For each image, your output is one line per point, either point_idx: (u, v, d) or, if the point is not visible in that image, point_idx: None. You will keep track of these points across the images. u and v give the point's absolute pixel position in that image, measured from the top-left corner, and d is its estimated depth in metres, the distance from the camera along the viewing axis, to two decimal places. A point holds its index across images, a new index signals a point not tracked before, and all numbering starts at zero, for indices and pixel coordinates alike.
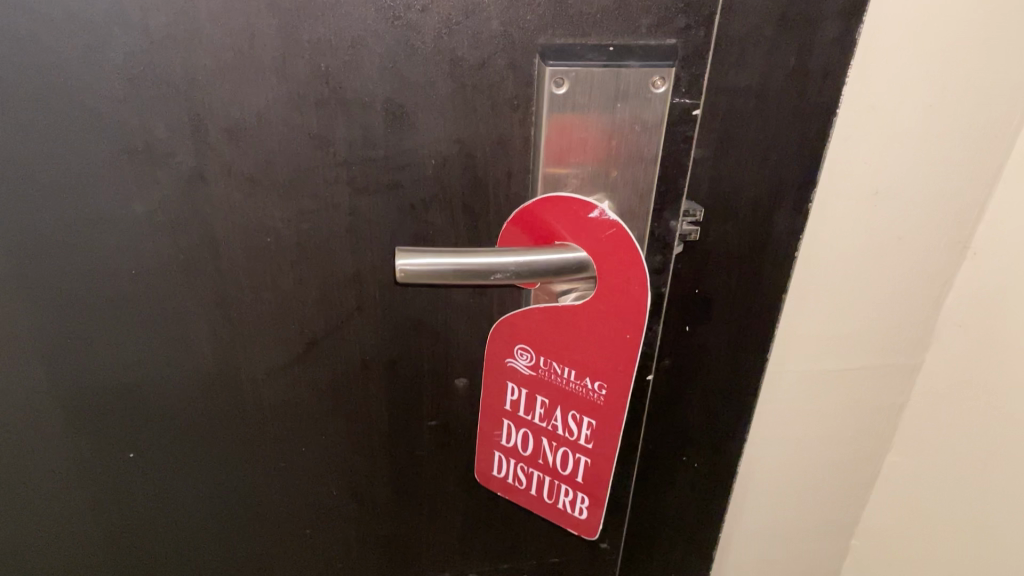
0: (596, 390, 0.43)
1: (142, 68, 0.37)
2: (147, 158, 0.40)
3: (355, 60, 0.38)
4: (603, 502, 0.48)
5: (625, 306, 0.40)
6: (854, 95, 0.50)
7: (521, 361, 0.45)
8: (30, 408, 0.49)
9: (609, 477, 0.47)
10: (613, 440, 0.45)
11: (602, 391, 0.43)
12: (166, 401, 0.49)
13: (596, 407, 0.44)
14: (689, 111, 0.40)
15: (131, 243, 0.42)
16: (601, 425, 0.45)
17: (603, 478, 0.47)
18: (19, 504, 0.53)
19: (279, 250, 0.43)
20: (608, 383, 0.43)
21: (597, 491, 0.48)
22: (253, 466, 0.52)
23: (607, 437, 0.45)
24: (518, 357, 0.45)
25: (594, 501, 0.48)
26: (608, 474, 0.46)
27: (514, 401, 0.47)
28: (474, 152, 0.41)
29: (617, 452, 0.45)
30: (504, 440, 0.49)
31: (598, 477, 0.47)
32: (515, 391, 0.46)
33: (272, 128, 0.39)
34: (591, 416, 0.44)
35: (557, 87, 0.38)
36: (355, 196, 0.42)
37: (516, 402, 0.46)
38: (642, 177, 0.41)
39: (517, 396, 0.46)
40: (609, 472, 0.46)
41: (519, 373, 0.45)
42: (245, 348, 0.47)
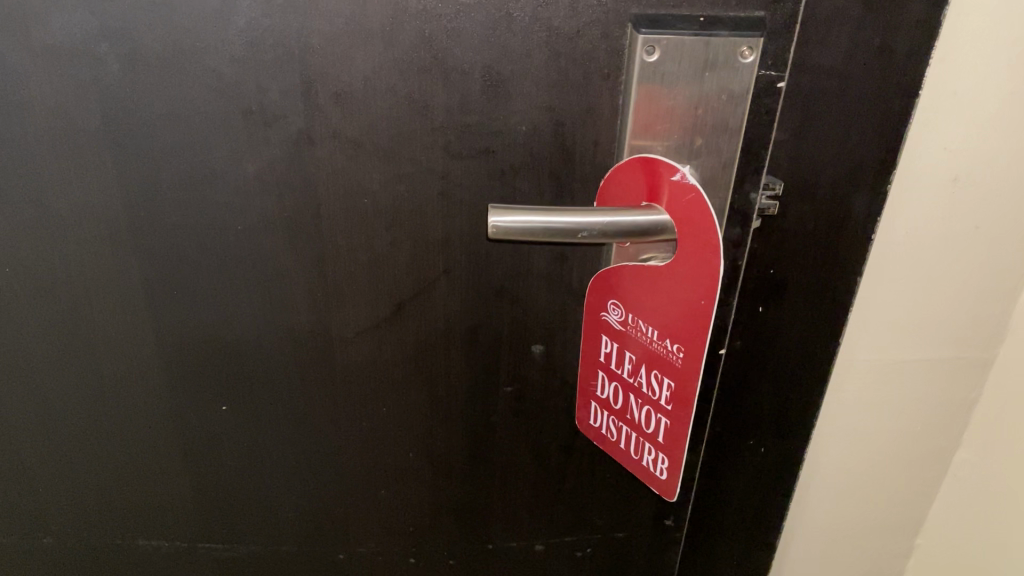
0: (675, 351, 0.44)
1: (261, 33, 0.40)
2: (260, 119, 0.43)
3: (458, 27, 0.40)
4: (680, 464, 0.48)
5: (703, 272, 0.41)
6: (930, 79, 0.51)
7: (613, 315, 0.46)
8: (136, 359, 0.52)
9: (687, 440, 0.47)
10: (690, 403, 0.45)
11: (680, 354, 0.44)
12: (261, 357, 0.52)
13: (677, 369, 0.45)
14: (774, 84, 0.41)
15: (239, 200, 0.45)
16: (680, 387, 0.45)
17: (681, 441, 0.47)
18: (119, 453, 0.57)
19: (375, 212, 0.46)
20: (686, 346, 0.44)
21: (674, 454, 0.48)
22: (337, 423, 0.55)
23: (684, 401, 0.45)
24: (611, 311, 0.46)
25: (672, 463, 0.49)
26: (685, 438, 0.47)
27: (607, 354, 0.48)
28: (564, 121, 0.43)
29: (694, 417, 0.46)
30: (598, 391, 0.51)
31: (678, 439, 0.48)
32: (608, 344, 0.48)
33: (377, 92, 0.42)
34: (671, 377, 0.45)
35: (648, 55, 0.40)
36: (449, 160, 0.44)
37: (609, 355, 0.48)
38: (727, 146, 0.42)
39: (609, 350, 0.48)
40: (686, 436, 0.47)
41: (612, 327, 0.47)
42: (338, 308, 0.50)
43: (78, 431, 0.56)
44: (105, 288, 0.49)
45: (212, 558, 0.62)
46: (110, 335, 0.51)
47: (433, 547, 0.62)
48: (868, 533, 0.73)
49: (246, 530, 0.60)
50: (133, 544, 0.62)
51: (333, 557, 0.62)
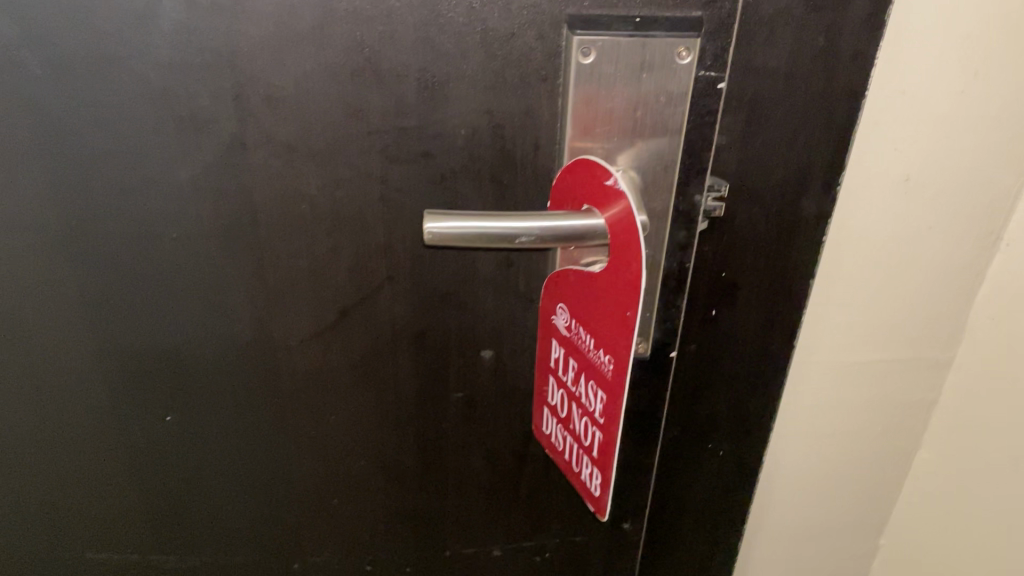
0: (605, 363, 0.43)
1: (188, 35, 0.39)
2: (190, 125, 0.42)
3: (390, 30, 0.39)
4: (608, 481, 0.46)
5: (626, 284, 0.39)
6: (878, 79, 0.50)
7: (560, 319, 0.46)
8: (71, 373, 0.50)
9: (614, 459, 0.45)
10: (616, 419, 0.43)
11: (609, 366, 0.43)
12: (203, 367, 0.50)
13: (607, 382, 0.43)
14: (714, 85, 0.41)
15: (175, 207, 0.44)
16: (609, 401, 0.43)
17: (609, 458, 0.45)
18: (61, 469, 0.55)
19: (315, 218, 0.45)
20: (614, 358, 0.42)
21: (604, 470, 0.46)
22: (287, 433, 0.54)
23: (612, 416, 0.44)
24: (560, 315, 0.46)
25: (603, 480, 0.46)
26: (611, 456, 0.45)
27: (557, 359, 0.48)
28: (503, 124, 0.43)
29: (620, 435, 0.44)
30: (550, 397, 0.50)
31: (607, 456, 0.45)
32: (557, 349, 0.48)
33: (310, 97, 0.41)
34: (603, 390, 0.44)
35: (584, 56, 0.40)
36: (388, 165, 0.44)
37: (558, 360, 0.48)
38: (666, 148, 0.42)
39: (558, 355, 0.47)
40: (614, 454, 0.45)
41: (560, 332, 0.47)
42: (281, 316, 0.49)
43: (15, 450, 0.54)
44: (38, 296, 0.47)
45: (163, 570, 0.61)
46: (47, 348, 0.49)
47: (389, 556, 0.61)
48: (831, 534, 0.73)
49: (197, 541, 0.59)
50: (83, 557, 0.60)
51: (289, 567, 0.61)
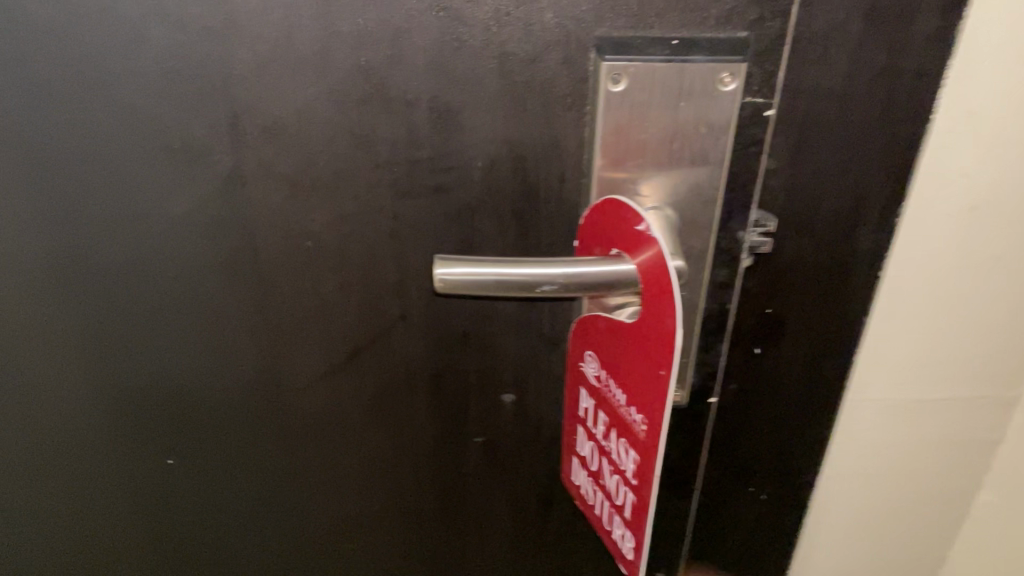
0: (638, 423, 0.39)
1: (179, 61, 0.36)
2: (184, 156, 0.38)
3: (399, 55, 0.36)
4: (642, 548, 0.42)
5: (661, 339, 0.35)
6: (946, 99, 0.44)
7: (590, 368, 0.42)
8: (70, 412, 0.48)
9: (647, 525, 0.41)
10: (649, 485, 0.39)
11: (642, 426, 0.38)
12: (204, 409, 0.47)
13: (640, 443, 0.39)
14: (762, 112, 0.37)
15: (170, 243, 0.41)
16: (642, 464, 0.39)
17: (643, 523, 0.41)
18: (65, 509, 0.52)
19: (320, 255, 0.42)
20: (648, 419, 0.38)
21: (637, 534, 0.42)
22: (295, 476, 0.50)
23: (645, 479, 0.39)
24: (589, 363, 0.42)
25: (637, 544, 0.42)
26: (644, 523, 0.41)
27: (587, 409, 0.44)
28: (524, 155, 0.38)
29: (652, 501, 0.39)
30: (579, 448, 0.46)
31: (640, 520, 0.41)
32: (586, 399, 0.44)
33: (313, 127, 0.37)
34: (635, 450, 0.40)
35: (614, 84, 0.35)
36: (398, 199, 0.40)
37: (587, 411, 0.44)
38: (706, 181, 0.38)
39: (588, 406, 0.43)
40: (647, 521, 0.40)
41: (590, 382, 0.42)
42: (286, 356, 0.45)
43: (14, 489, 0.51)
44: (34, 334, 0.45)
45: None
46: (45, 387, 0.47)
47: None
48: None
49: None
50: None
51: None
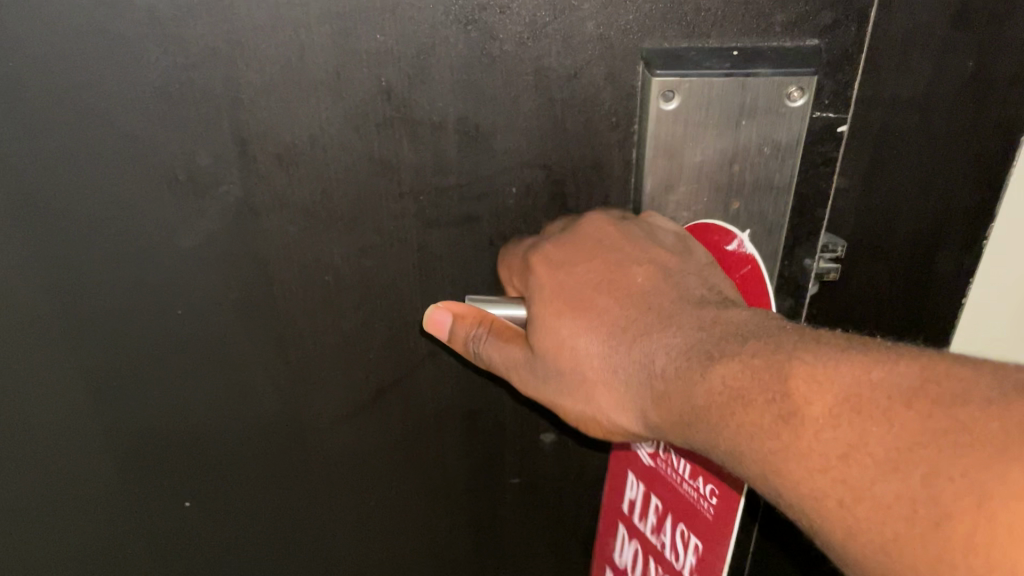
0: (707, 494, 0.35)
1: (180, 85, 0.32)
2: (189, 189, 0.35)
3: (423, 73, 0.32)
4: None
5: None
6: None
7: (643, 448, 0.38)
8: (75, 459, 0.44)
9: None
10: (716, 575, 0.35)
11: (713, 501, 0.35)
12: (223, 451, 0.44)
13: (708, 522, 0.35)
14: (834, 128, 0.33)
15: (178, 281, 0.37)
16: (706, 553, 0.36)
17: None
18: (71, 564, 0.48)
19: (341, 289, 0.38)
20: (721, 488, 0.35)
21: None
22: (321, 517, 0.47)
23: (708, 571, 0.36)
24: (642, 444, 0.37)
25: None
26: None
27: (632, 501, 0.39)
28: (563, 180, 0.35)
29: None
30: (618, 551, 0.41)
31: None
32: (633, 488, 0.39)
33: (329, 153, 0.34)
34: (699, 536, 0.36)
35: (665, 101, 0.31)
36: (425, 229, 0.36)
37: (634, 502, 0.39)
38: (772, 210, 0.33)
39: (635, 494, 0.39)
40: None
41: (641, 464, 0.38)
42: (307, 396, 0.42)
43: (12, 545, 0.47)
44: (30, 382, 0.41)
45: None
46: (46, 437, 0.43)
47: None
48: None
49: None
50: None
51: None
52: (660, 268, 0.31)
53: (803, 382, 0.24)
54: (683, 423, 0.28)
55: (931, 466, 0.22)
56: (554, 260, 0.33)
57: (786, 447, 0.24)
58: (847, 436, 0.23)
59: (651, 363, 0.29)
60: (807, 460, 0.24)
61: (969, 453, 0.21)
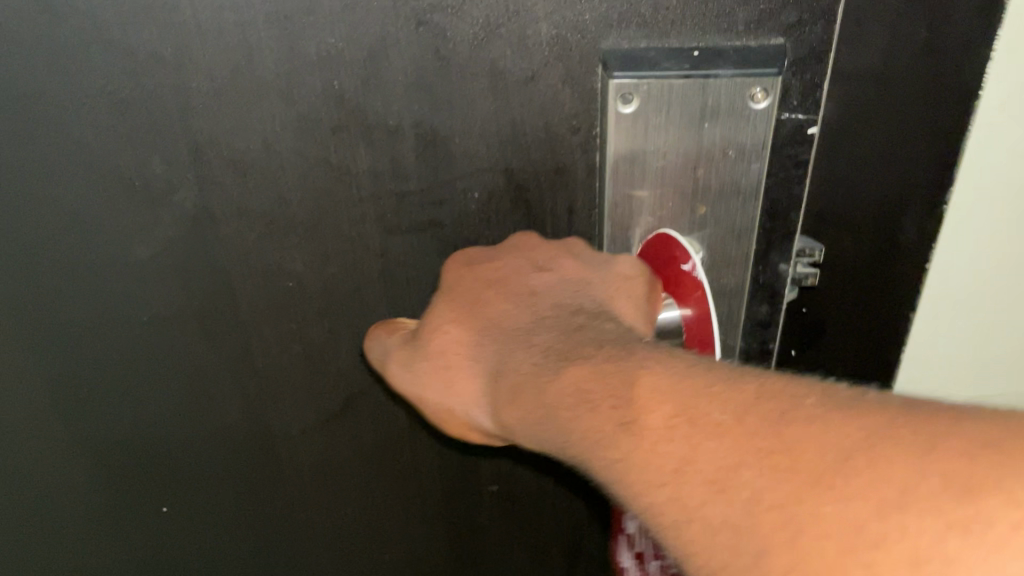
0: None
1: (129, 92, 0.31)
2: (145, 196, 0.34)
3: (375, 77, 0.31)
4: None
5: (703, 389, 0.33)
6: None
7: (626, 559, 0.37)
8: (47, 465, 0.43)
9: None
10: None
11: None
12: (195, 458, 0.43)
13: None
14: (803, 129, 0.31)
15: (139, 289, 0.37)
16: None
17: None
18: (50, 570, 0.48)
19: (304, 297, 0.37)
20: None
21: None
22: (297, 524, 0.46)
23: None
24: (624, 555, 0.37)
25: None
26: None
27: None
28: (526, 185, 0.34)
29: None
30: None
31: None
32: None
33: (284, 159, 0.33)
34: None
35: (624, 104, 0.30)
36: (387, 236, 0.35)
37: None
38: (739, 215, 0.33)
39: None
40: None
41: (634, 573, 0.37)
42: (276, 404, 0.41)
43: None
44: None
45: None
46: (16, 443, 0.42)
47: None
48: None
49: None
50: None
51: None
52: (554, 276, 0.31)
53: (646, 391, 0.23)
54: (523, 420, 0.27)
55: (753, 491, 0.20)
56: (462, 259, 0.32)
57: (628, 458, 0.23)
58: (683, 449, 0.22)
59: (508, 362, 0.28)
60: (652, 469, 0.22)
61: (849, 470, 0.19)
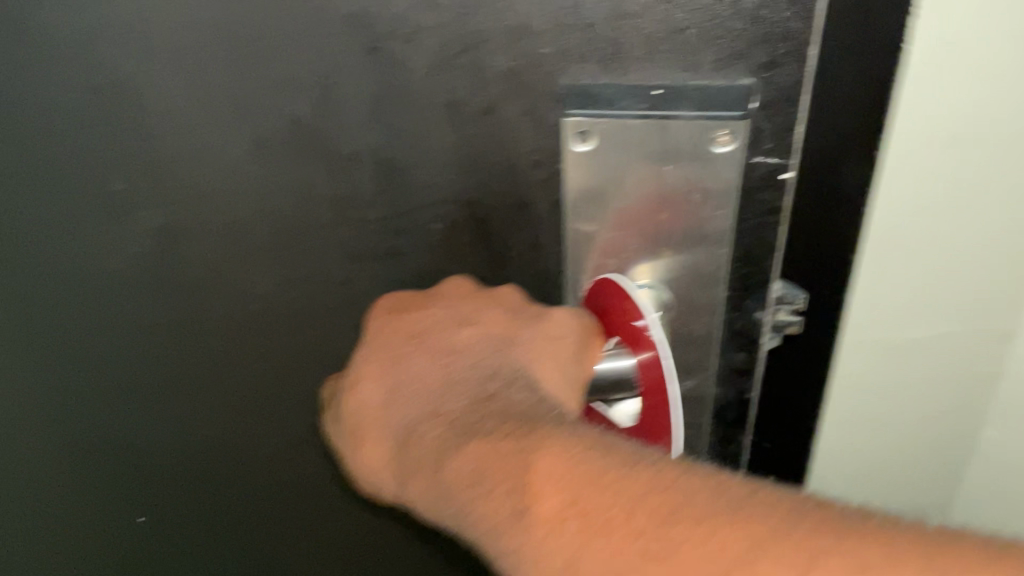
0: None
1: (85, 110, 0.31)
2: (103, 215, 0.33)
3: (332, 103, 0.30)
4: None
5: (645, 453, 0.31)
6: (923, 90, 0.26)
7: None
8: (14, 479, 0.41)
9: None
10: None
11: None
12: (166, 472, 0.41)
13: None
14: (777, 174, 0.29)
15: (101, 308, 0.36)
16: None
17: None
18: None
19: (268, 321, 0.36)
20: None
21: None
22: (272, 544, 0.45)
23: None
24: None
25: None
26: None
27: None
28: (489, 219, 0.32)
29: None
30: None
31: None
32: None
33: (244, 181, 0.33)
34: None
35: (583, 142, 0.30)
36: (349, 264, 0.34)
37: None
38: (706, 256, 0.32)
39: None
40: None
41: None
42: (245, 425, 0.40)
43: None
44: None
45: None
46: None
47: None
48: None
49: None
50: None
51: None
52: (479, 330, 0.32)
53: (541, 478, 0.24)
54: (431, 494, 0.28)
55: None
56: (390, 308, 0.33)
57: (521, 547, 0.23)
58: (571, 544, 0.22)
59: (418, 429, 0.29)
60: (538, 562, 0.23)
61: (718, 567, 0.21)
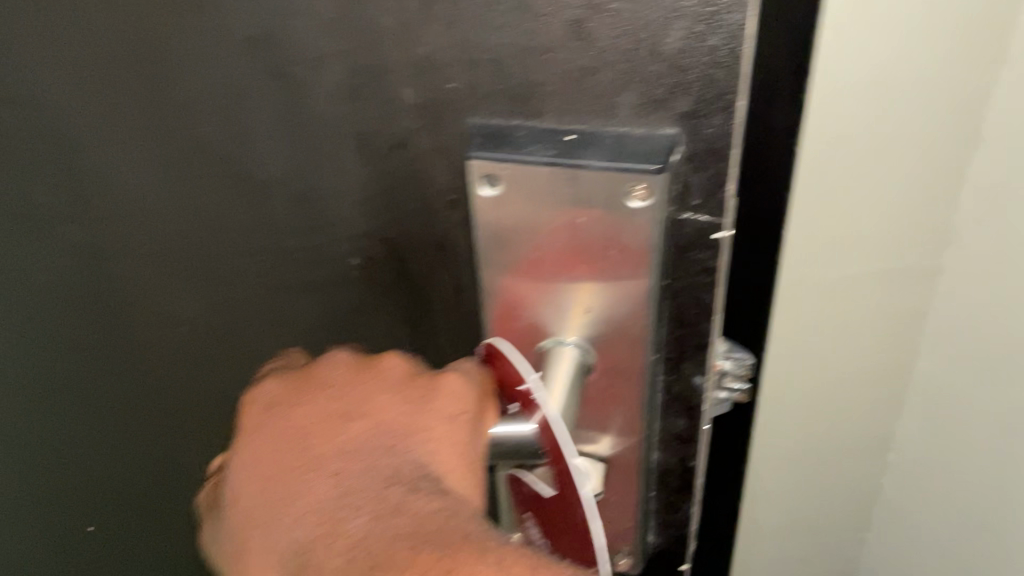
0: None
1: (18, 121, 0.32)
2: (35, 223, 0.35)
3: (241, 130, 0.29)
4: None
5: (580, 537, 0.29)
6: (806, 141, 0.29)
7: None
8: None
9: None
10: None
11: None
12: (109, 480, 0.45)
13: None
14: (708, 234, 0.26)
15: (44, 312, 0.39)
16: None
17: None
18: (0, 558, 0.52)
19: (195, 342, 0.36)
20: None
21: None
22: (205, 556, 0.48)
23: None
24: None
25: None
26: None
27: None
28: (408, 258, 0.30)
29: None
30: None
31: None
32: None
33: (161, 201, 0.32)
34: None
35: (488, 186, 0.27)
36: (269, 294, 0.33)
37: None
38: (632, 318, 0.28)
39: None
40: None
41: None
42: (182, 442, 0.41)
43: None
44: None
45: None
46: None
47: None
48: None
49: None
50: None
51: None
52: (374, 427, 0.28)
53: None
54: None
55: None
56: (274, 403, 0.30)
57: None
58: None
59: (311, 556, 0.27)
60: None
61: None
